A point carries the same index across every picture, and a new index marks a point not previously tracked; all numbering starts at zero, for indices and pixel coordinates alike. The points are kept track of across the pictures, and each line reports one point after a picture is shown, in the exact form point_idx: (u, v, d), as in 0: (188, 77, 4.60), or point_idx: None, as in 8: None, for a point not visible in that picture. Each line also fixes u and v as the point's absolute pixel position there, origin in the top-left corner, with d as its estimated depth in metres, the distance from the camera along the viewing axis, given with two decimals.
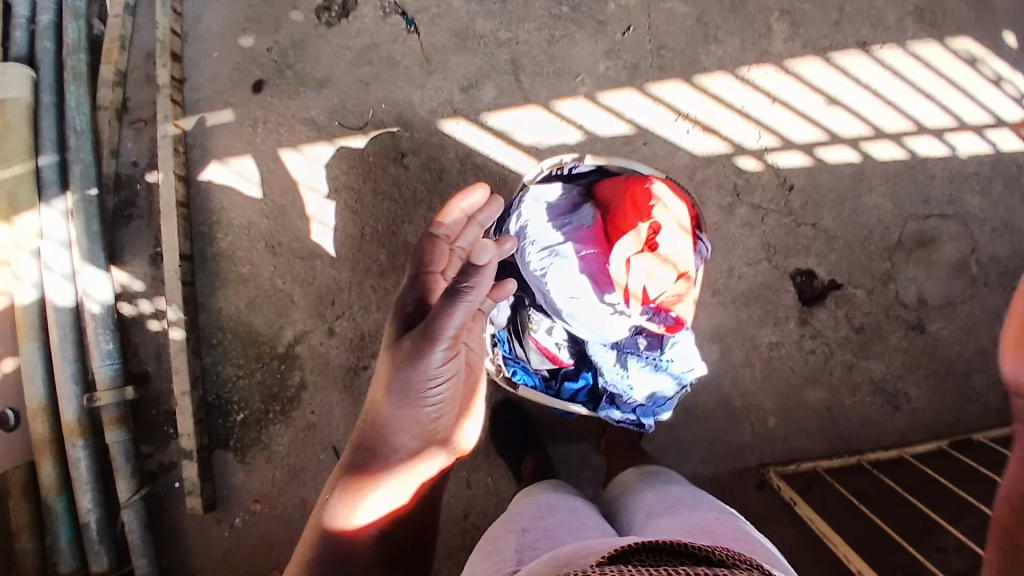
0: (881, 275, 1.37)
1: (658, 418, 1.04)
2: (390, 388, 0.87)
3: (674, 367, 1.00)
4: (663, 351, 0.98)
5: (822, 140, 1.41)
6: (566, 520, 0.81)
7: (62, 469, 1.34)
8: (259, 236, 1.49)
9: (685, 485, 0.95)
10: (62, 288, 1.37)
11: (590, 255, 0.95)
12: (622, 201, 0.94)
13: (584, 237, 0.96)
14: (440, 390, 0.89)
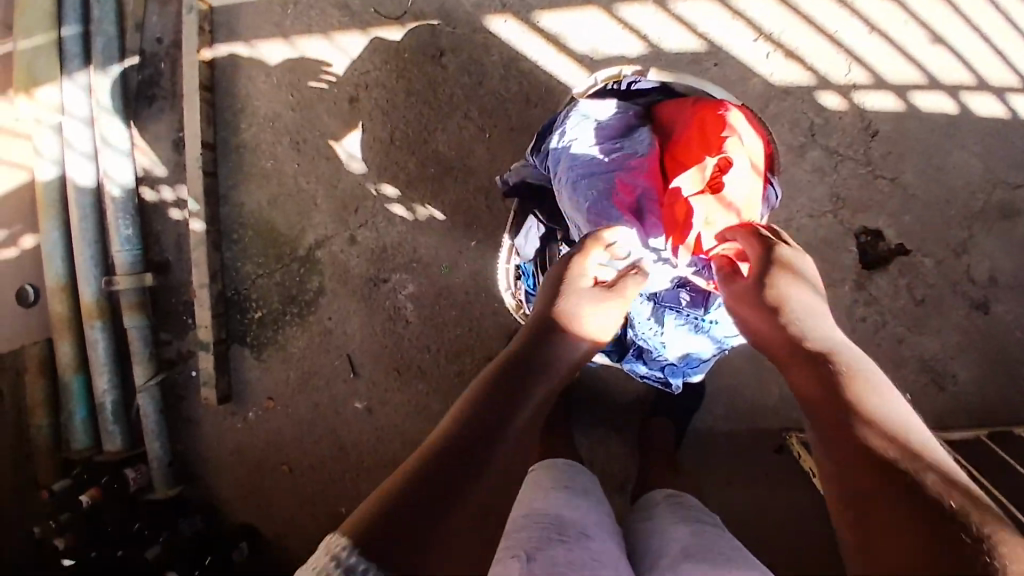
0: (955, 245, 1.22)
1: (689, 378, 0.96)
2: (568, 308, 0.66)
3: (717, 331, 0.86)
4: (706, 311, 0.85)
5: (918, 82, 1.22)
6: (574, 547, 0.68)
7: (80, 348, 1.38)
8: (284, 129, 1.41)
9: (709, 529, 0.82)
10: (83, 168, 1.34)
11: (640, 189, 0.81)
12: (689, 127, 0.81)
13: (639, 166, 0.82)
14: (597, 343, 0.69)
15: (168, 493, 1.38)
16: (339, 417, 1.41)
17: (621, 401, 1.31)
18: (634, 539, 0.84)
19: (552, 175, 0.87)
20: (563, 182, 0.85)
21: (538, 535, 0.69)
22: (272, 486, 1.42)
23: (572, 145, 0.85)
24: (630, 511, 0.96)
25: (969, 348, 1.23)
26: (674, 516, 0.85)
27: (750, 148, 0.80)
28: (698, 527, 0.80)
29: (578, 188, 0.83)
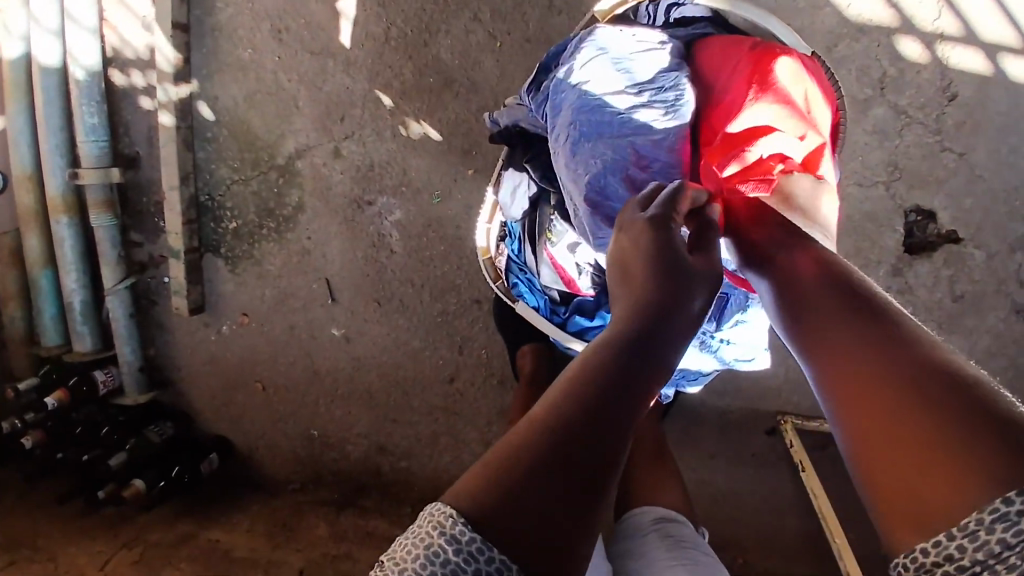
0: (1013, 240, 1.06)
1: (682, 389, 0.87)
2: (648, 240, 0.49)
3: (727, 352, 0.75)
4: (718, 327, 0.73)
5: (1014, 43, 1.00)
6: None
7: (48, 243, 1.30)
8: (264, 13, 1.20)
9: (702, 558, 0.78)
10: (48, 44, 1.18)
11: (662, 157, 0.60)
12: (737, 80, 0.60)
13: (669, 126, 0.60)
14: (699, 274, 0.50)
15: (140, 399, 1.36)
16: (315, 342, 1.35)
17: None
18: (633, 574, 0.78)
19: (549, 130, 0.66)
20: (560, 139, 0.64)
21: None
22: (246, 399, 1.41)
23: (583, 92, 0.64)
24: (620, 526, 0.90)
25: (999, 354, 1.11)
26: (670, 551, 0.78)
27: (816, 114, 0.60)
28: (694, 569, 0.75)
29: (577, 149, 0.62)
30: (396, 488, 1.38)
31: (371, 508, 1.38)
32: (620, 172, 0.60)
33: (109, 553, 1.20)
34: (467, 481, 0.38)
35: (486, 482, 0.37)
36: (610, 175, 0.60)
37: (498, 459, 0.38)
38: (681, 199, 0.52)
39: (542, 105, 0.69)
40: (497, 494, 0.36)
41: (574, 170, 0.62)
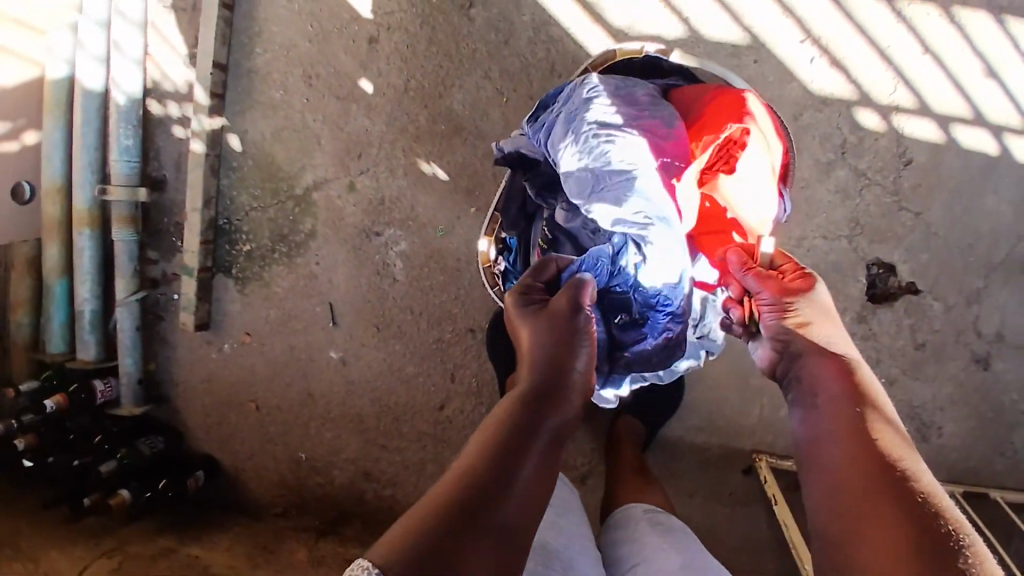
0: (968, 293, 1.17)
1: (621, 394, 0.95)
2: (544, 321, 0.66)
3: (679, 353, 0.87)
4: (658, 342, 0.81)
5: (963, 115, 1.14)
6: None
7: (66, 253, 1.39)
8: (297, 60, 1.34)
9: (694, 544, 0.80)
10: (93, 71, 1.31)
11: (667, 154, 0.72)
12: (707, 106, 0.75)
13: (666, 131, 0.73)
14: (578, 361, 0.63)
15: (134, 411, 1.40)
16: (312, 364, 1.41)
17: None
18: (625, 562, 0.79)
19: (557, 138, 0.78)
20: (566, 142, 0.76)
21: (530, 570, 0.65)
22: (239, 418, 1.45)
23: (578, 115, 0.76)
24: (609, 521, 0.90)
25: (961, 402, 1.19)
26: (665, 539, 0.80)
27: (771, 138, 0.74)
28: (688, 556, 0.76)
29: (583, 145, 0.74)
30: (380, 516, 1.39)
31: (352, 536, 1.38)
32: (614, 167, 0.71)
33: (88, 560, 1.19)
34: (382, 546, 0.47)
35: (416, 530, 0.48)
36: (608, 171, 0.71)
37: (416, 527, 0.48)
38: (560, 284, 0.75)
39: (539, 134, 0.82)
40: (428, 536, 0.47)
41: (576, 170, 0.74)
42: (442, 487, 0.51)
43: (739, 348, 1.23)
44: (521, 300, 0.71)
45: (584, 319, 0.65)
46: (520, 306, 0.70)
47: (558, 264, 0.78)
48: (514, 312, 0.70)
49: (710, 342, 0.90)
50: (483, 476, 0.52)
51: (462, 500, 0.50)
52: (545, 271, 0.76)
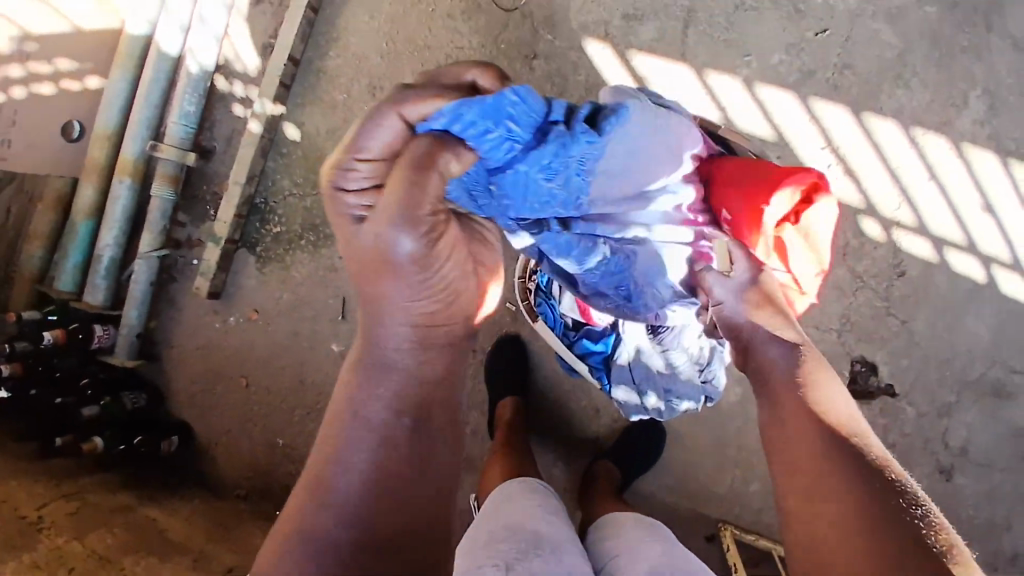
0: (940, 405, 1.26)
1: (627, 413, 1.05)
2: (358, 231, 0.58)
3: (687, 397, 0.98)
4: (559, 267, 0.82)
5: (957, 241, 1.26)
6: (548, 561, 0.66)
7: (100, 195, 1.42)
8: (367, 70, 1.44)
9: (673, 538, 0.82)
10: (172, 36, 1.38)
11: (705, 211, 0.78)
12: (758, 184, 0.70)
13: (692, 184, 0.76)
14: (414, 291, 0.60)
15: (126, 364, 1.43)
16: (311, 353, 1.44)
17: (580, 434, 1.34)
18: (607, 554, 0.81)
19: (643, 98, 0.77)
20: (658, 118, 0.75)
21: (517, 548, 0.67)
22: (225, 391, 1.47)
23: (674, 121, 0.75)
24: (595, 526, 0.91)
25: None
26: (646, 533, 0.81)
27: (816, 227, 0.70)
28: (669, 548, 0.77)
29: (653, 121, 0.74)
30: None
31: None
32: (651, 149, 0.71)
33: (44, 499, 1.15)
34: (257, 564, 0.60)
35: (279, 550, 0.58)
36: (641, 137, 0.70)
37: (282, 534, 0.60)
38: (403, 142, 0.56)
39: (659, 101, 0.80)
40: (291, 536, 0.59)
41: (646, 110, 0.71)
42: (301, 490, 0.61)
43: (722, 416, 1.29)
44: (342, 191, 0.58)
45: (415, 245, 0.57)
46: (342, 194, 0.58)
47: (399, 113, 0.55)
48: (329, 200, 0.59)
49: (712, 390, 1.00)
50: (326, 479, 0.60)
51: (313, 499, 0.60)
52: (372, 139, 0.55)
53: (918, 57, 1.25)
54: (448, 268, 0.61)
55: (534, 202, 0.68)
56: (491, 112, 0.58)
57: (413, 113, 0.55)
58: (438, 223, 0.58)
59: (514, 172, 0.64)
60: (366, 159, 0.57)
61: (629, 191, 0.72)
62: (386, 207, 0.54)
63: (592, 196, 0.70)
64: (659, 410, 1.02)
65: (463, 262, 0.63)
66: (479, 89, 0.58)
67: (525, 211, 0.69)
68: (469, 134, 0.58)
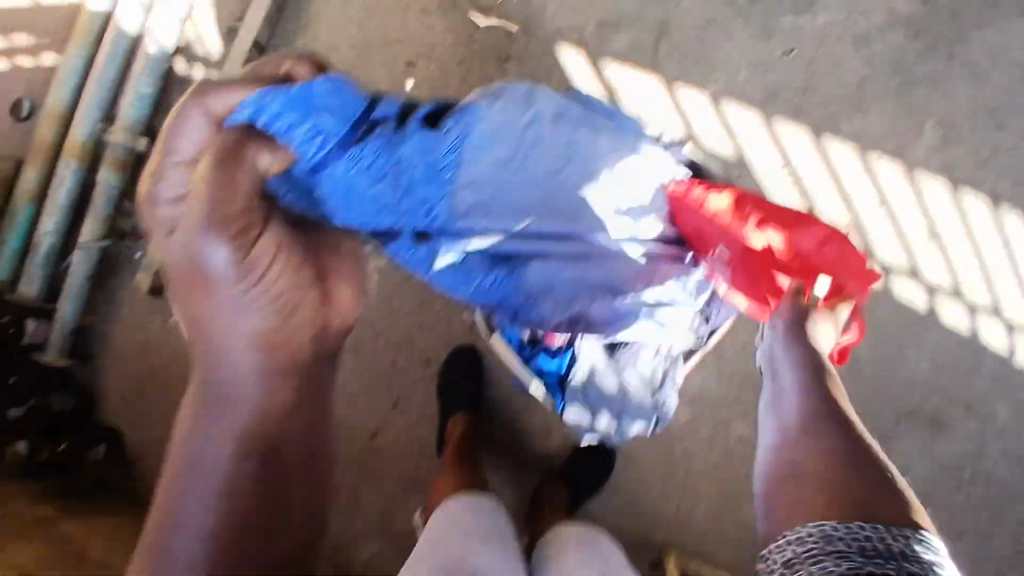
0: (881, 430, 1.31)
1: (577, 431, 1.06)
2: (167, 244, 0.62)
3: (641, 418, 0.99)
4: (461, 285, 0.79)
5: (903, 268, 1.31)
6: None
7: (45, 178, 1.30)
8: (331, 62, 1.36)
9: None
10: (132, 12, 1.24)
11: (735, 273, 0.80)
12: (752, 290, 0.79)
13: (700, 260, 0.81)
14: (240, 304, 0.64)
15: (59, 361, 1.33)
16: None
17: (533, 449, 1.32)
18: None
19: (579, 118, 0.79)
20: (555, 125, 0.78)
21: None
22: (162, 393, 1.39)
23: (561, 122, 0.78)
24: (546, 552, 0.92)
25: None
26: None
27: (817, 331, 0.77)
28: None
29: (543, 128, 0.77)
30: None
31: None
32: (521, 144, 0.75)
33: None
34: None
35: None
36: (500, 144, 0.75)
37: None
38: (210, 137, 0.63)
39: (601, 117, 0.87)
40: None
41: (514, 104, 0.76)
42: None
43: (675, 434, 1.30)
44: (158, 194, 0.62)
45: (227, 254, 0.61)
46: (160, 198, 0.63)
47: (203, 109, 0.63)
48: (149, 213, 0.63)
49: (663, 413, 1.03)
50: None
51: None
52: (182, 136, 0.63)
53: (879, 85, 1.29)
54: (273, 276, 0.65)
55: (364, 207, 0.71)
56: (297, 101, 0.66)
57: (218, 107, 0.64)
58: (249, 228, 0.62)
59: (329, 174, 0.69)
60: (179, 163, 0.63)
61: (499, 200, 0.75)
62: (191, 211, 0.59)
63: (447, 204, 0.73)
64: (611, 432, 1.04)
65: (284, 266, 0.66)
66: (293, 79, 0.68)
67: (354, 218, 0.72)
68: (275, 125, 0.65)
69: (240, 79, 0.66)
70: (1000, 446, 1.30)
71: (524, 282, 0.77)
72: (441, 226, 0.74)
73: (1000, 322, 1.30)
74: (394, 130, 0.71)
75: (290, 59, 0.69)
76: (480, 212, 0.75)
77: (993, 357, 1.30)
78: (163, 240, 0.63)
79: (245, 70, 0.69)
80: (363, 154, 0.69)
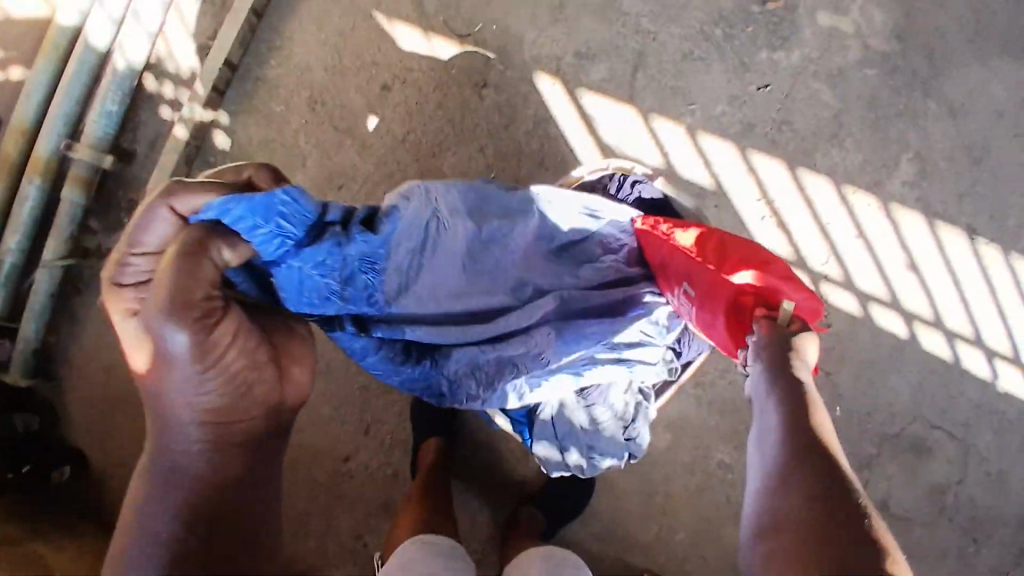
0: (861, 457, 1.29)
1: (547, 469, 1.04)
2: (129, 338, 0.62)
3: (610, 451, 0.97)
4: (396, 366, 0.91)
5: (881, 297, 1.29)
6: None
7: (9, 194, 1.30)
8: (307, 83, 1.37)
9: None
10: (102, 29, 1.26)
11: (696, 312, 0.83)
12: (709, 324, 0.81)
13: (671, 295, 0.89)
14: (200, 385, 0.60)
15: (20, 382, 1.31)
16: None
17: (505, 475, 1.29)
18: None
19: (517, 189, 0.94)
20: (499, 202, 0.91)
21: None
22: (127, 415, 1.36)
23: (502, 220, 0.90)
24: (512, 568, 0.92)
25: None
26: None
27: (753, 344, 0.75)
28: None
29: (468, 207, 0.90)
30: None
31: None
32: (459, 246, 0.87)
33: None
34: None
35: None
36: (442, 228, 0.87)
37: None
38: (177, 232, 0.65)
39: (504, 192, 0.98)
40: None
41: (430, 200, 0.86)
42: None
43: (652, 461, 1.26)
44: (121, 284, 0.63)
45: (189, 336, 0.58)
46: (130, 281, 0.64)
47: (171, 206, 0.65)
48: (112, 304, 0.64)
49: (635, 447, 0.99)
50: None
51: None
52: (147, 231, 0.64)
53: (855, 118, 1.29)
54: (232, 358, 0.62)
55: (312, 297, 0.78)
56: (259, 210, 0.68)
57: (183, 206, 0.65)
58: (212, 309, 0.61)
59: (288, 267, 0.75)
60: (144, 253, 0.64)
61: (422, 284, 0.87)
62: (153, 297, 0.58)
63: (381, 290, 0.85)
64: (581, 466, 0.99)
65: (248, 350, 0.64)
66: (255, 184, 0.72)
67: (306, 304, 0.79)
68: (246, 232, 0.68)
69: (203, 182, 0.68)
70: (982, 473, 1.27)
71: (447, 371, 0.91)
72: (378, 310, 0.86)
73: (981, 351, 1.28)
74: (347, 233, 0.79)
75: (249, 163, 0.74)
76: (412, 297, 0.87)
77: (974, 385, 1.28)
78: (124, 320, 0.63)
79: (203, 174, 0.72)
80: (317, 262, 0.77)
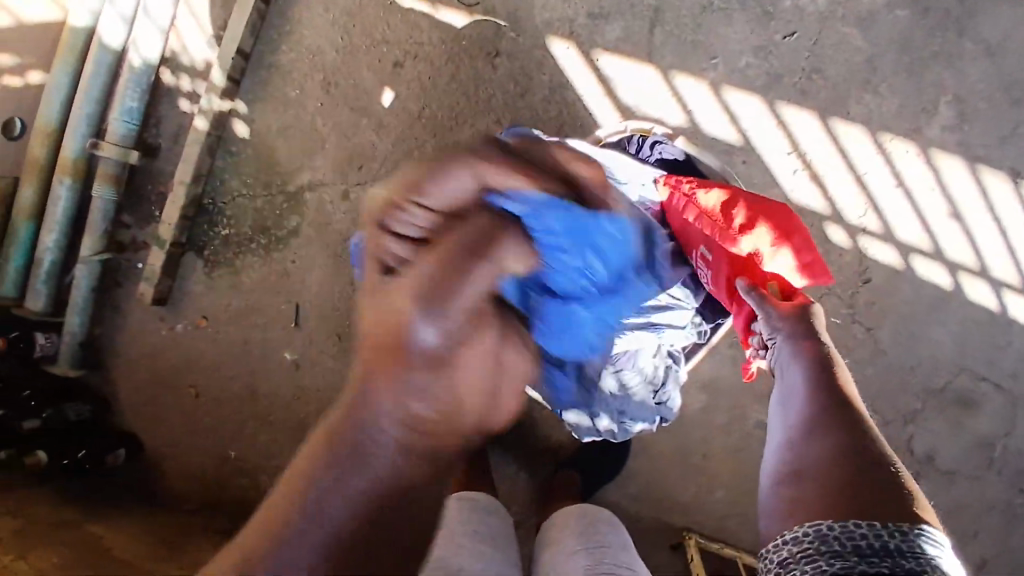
0: (904, 413, 1.25)
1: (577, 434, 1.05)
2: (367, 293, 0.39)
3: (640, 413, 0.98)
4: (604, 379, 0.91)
5: (923, 248, 1.24)
6: None
7: (42, 195, 1.34)
8: (321, 65, 1.36)
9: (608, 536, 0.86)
10: (114, 27, 1.29)
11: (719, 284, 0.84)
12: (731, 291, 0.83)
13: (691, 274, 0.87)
14: (425, 403, 0.35)
15: (70, 373, 1.37)
16: (265, 362, 1.39)
17: (540, 444, 1.30)
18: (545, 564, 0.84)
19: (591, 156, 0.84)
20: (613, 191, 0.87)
21: None
22: (174, 401, 1.42)
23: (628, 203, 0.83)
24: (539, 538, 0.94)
25: None
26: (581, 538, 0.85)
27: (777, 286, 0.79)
28: (598, 554, 0.80)
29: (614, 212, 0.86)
30: None
31: None
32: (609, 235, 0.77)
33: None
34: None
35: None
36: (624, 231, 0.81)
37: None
38: (474, 198, 0.51)
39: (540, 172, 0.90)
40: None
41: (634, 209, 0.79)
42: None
43: (687, 425, 1.26)
44: (396, 229, 0.45)
45: (445, 329, 0.35)
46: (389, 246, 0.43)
47: (476, 171, 0.53)
48: (372, 249, 0.45)
49: (666, 409, 0.99)
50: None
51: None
52: (444, 184, 0.50)
53: (888, 62, 1.22)
54: (482, 369, 0.36)
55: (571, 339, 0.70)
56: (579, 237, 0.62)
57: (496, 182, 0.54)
58: (484, 308, 0.37)
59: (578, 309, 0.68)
60: (426, 205, 0.49)
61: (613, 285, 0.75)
62: (416, 266, 0.37)
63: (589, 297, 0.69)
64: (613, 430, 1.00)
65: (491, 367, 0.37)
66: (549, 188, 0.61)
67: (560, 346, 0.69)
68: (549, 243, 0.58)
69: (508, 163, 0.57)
70: None
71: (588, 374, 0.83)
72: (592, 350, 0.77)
73: None
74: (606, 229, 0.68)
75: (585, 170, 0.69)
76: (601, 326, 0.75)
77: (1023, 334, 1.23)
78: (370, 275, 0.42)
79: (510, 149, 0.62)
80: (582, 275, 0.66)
